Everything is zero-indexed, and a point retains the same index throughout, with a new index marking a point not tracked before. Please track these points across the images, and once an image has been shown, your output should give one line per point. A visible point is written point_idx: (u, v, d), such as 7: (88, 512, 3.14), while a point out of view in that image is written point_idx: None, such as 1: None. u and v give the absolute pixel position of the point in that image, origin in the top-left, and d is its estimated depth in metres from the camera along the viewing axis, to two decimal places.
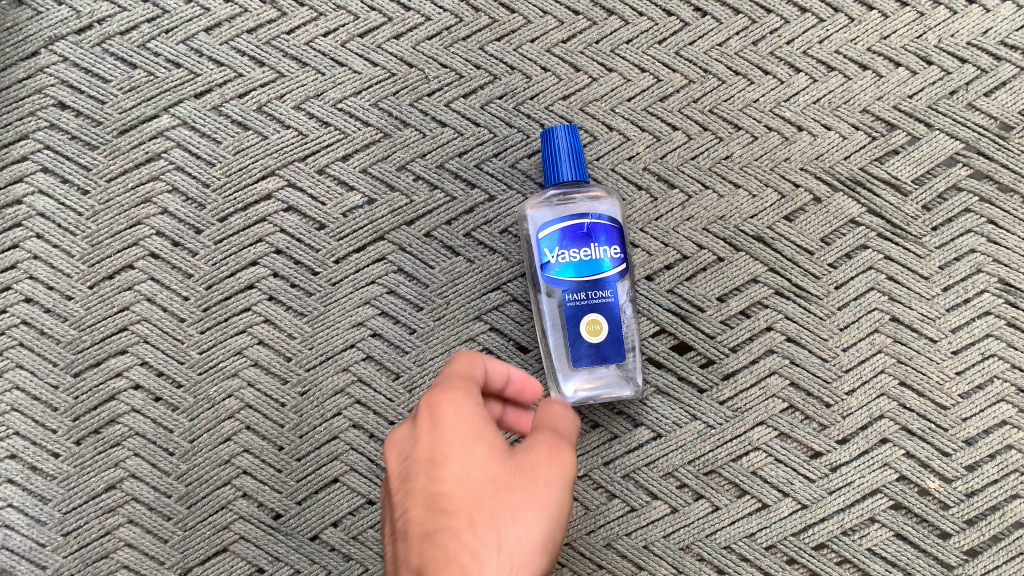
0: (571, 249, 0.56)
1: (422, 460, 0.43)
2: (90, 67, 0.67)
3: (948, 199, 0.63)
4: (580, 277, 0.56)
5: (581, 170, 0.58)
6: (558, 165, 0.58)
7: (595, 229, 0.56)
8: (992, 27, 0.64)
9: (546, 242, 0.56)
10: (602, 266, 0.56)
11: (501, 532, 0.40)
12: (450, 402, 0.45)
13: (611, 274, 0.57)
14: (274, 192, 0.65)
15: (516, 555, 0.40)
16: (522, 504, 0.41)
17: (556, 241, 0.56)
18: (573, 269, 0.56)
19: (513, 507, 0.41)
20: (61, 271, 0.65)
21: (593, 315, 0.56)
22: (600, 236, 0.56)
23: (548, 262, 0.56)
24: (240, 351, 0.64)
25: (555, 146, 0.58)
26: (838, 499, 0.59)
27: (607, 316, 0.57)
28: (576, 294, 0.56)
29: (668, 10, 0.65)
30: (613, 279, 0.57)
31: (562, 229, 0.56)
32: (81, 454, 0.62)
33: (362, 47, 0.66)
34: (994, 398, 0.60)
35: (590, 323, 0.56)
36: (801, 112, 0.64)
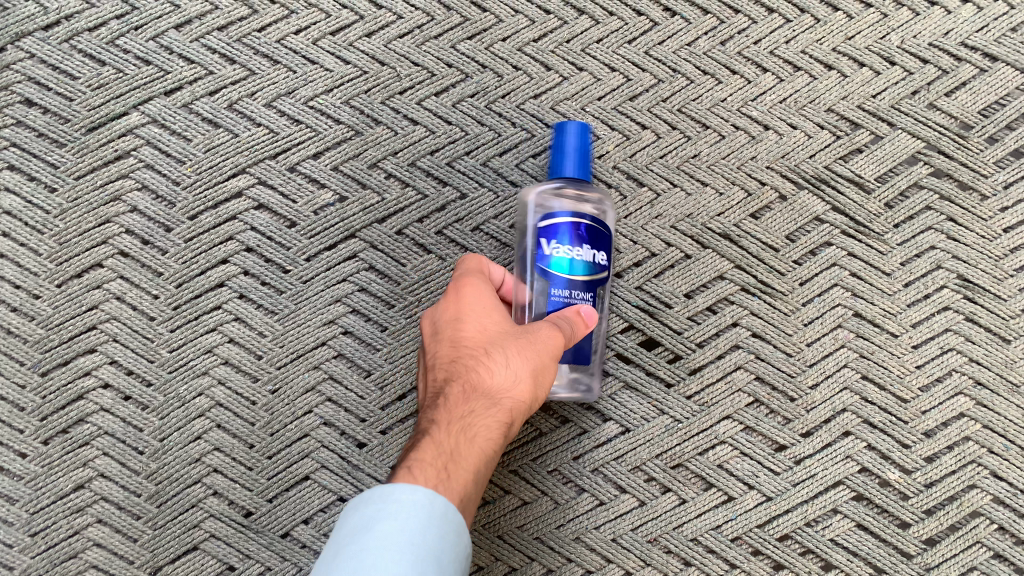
0: (569, 246, 0.54)
1: (446, 323, 0.53)
2: (57, 64, 0.66)
3: (909, 197, 0.64)
4: (570, 275, 0.54)
5: (585, 171, 0.57)
6: (565, 159, 0.56)
7: (591, 232, 0.55)
8: (953, 29, 0.65)
9: (546, 233, 0.54)
10: (591, 270, 0.55)
11: (507, 364, 0.49)
12: (469, 285, 0.54)
13: (596, 278, 0.55)
14: (245, 190, 0.65)
15: (516, 383, 0.49)
16: (528, 347, 0.50)
17: (556, 234, 0.54)
18: (567, 267, 0.54)
19: (518, 348, 0.50)
20: (28, 269, 0.64)
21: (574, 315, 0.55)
22: (598, 241, 0.55)
23: (547, 254, 0.54)
24: (211, 350, 0.64)
25: (567, 141, 0.56)
26: (801, 491, 0.61)
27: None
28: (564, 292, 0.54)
29: (638, 10, 0.66)
30: (596, 284, 0.55)
31: (564, 225, 0.54)
32: (49, 454, 0.62)
33: (334, 45, 0.66)
34: (953, 391, 0.62)
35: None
36: (768, 111, 0.65)
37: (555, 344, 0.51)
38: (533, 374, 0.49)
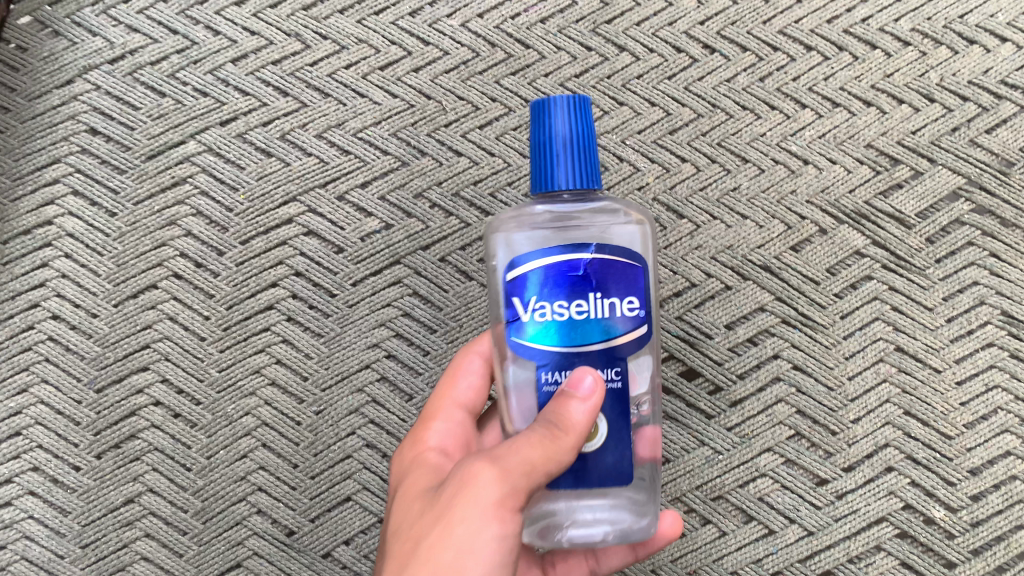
0: (554, 301, 0.43)
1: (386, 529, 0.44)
2: (121, 95, 0.70)
3: (951, 233, 0.64)
4: (565, 345, 0.43)
5: (589, 165, 0.45)
6: (551, 160, 0.45)
7: (593, 272, 0.43)
8: (992, 67, 0.66)
9: (515, 288, 0.43)
10: (606, 331, 0.43)
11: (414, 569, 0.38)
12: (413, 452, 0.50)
13: (619, 342, 0.43)
14: (295, 217, 0.67)
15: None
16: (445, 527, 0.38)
17: (532, 287, 0.43)
18: (555, 332, 0.43)
19: (425, 535, 0.39)
20: (87, 290, 0.67)
21: None
22: (594, 288, 0.43)
23: (523, 318, 0.43)
24: (258, 371, 0.65)
25: (554, 131, 0.45)
26: (843, 526, 0.60)
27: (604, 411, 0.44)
28: (557, 376, 0.43)
29: (678, 47, 0.68)
30: (622, 352, 0.44)
31: (545, 271, 0.43)
32: (102, 468, 0.64)
33: (383, 79, 0.69)
34: (998, 428, 0.61)
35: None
36: (807, 146, 0.65)
37: (483, 501, 0.38)
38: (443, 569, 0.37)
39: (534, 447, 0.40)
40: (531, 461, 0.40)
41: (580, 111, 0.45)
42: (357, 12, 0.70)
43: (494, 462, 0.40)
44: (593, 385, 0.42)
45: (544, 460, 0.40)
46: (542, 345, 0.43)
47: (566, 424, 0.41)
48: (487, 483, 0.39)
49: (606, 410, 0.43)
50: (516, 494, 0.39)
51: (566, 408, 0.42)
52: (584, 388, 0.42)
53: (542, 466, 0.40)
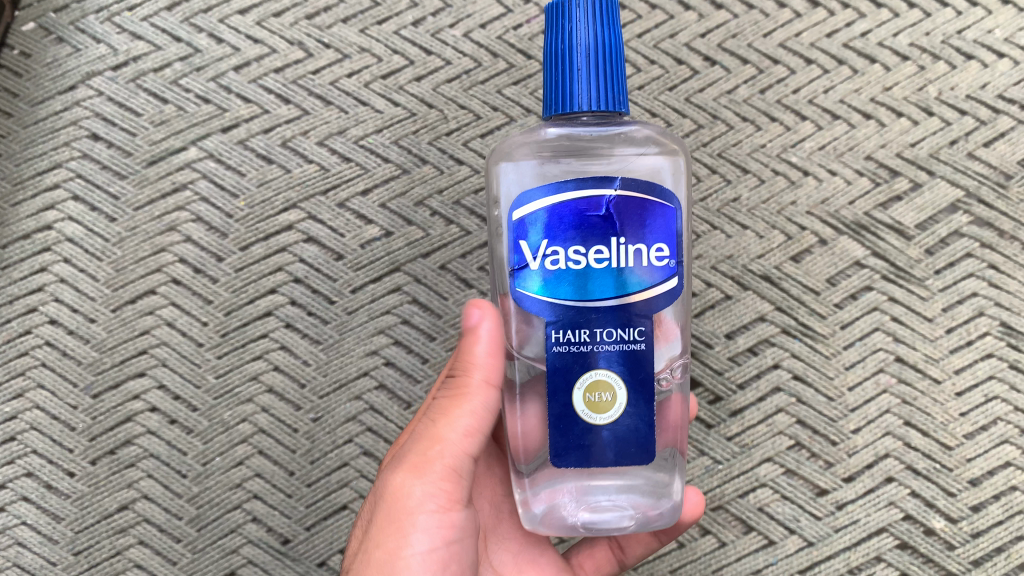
0: (566, 248, 0.43)
1: None
2: (123, 102, 0.70)
3: (950, 244, 0.64)
4: (574, 295, 0.44)
5: (610, 78, 0.44)
6: (571, 74, 0.44)
7: (610, 220, 0.43)
8: (990, 81, 0.67)
9: (523, 230, 0.44)
10: (622, 286, 0.44)
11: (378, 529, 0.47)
12: None
13: (635, 296, 0.44)
14: (295, 224, 0.67)
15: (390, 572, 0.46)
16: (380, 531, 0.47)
17: (546, 229, 0.43)
18: (565, 282, 0.44)
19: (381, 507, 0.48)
20: (85, 294, 0.67)
21: (594, 378, 0.44)
22: (609, 236, 0.43)
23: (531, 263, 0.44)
24: (256, 377, 0.65)
25: (575, 40, 0.44)
26: (843, 537, 0.60)
27: (623, 382, 0.45)
28: (570, 335, 0.44)
29: (679, 58, 0.68)
30: (641, 308, 0.44)
31: (559, 213, 0.43)
32: (96, 474, 0.64)
33: (385, 88, 0.69)
34: (998, 439, 0.61)
35: (599, 387, 0.44)
36: (807, 157, 0.66)
37: (406, 496, 0.47)
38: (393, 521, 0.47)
39: (449, 420, 0.48)
40: (449, 435, 0.48)
41: (603, 21, 0.44)
42: (359, 21, 0.70)
43: (411, 451, 0.48)
44: (483, 319, 0.48)
45: (459, 428, 0.48)
46: (548, 295, 0.44)
47: (469, 380, 0.48)
48: (404, 479, 0.47)
49: (621, 375, 0.44)
50: (436, 469, 0.47)
51: (467, 356, 0.48)
52: (477, 324, 0.48)
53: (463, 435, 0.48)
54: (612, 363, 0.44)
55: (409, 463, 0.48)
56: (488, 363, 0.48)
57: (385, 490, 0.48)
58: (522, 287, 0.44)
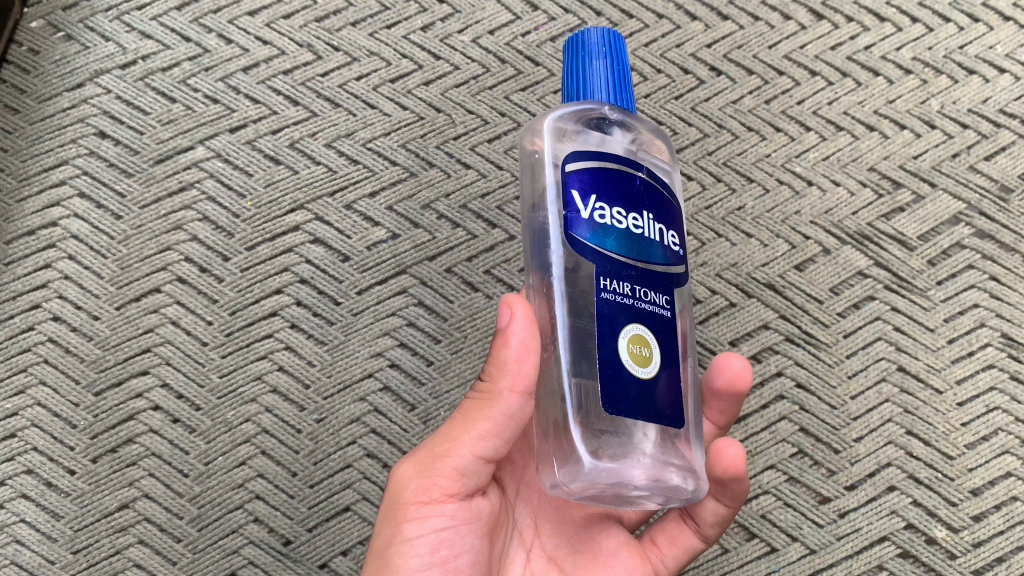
0: (611, 206, 0.43)
1: None
2: (131, 100, 0.70)
3: (952, 256, 0.65)
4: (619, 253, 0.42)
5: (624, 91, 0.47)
6: (585, 79, 0.47)
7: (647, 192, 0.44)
8: (991, 96, 0.68)
9: (577, 179, 0.42)
10: (658, 253, 0.44)
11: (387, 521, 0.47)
12: None
13: (664, 269, 0.44)
14: (302, 224, 0.67)
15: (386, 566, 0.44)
16: (383, 522, 0.46)
17: (596, 183, 0.43)
18: (613, 239, 0.42)
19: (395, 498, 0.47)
20: (89, 291, 0.66)
21: (636, 331, 0.42)
22: (648, 205, 0.44)
23: (579, 216, 0.42)
24: (260, 377, 0.65)
25: (592, 58, 0.47)
26: (846, 545, 0.60)
27: (656, 336, 0.43)
28: (614, 285, 0.42)
29: (685, 68, 0.69)
30: (669, 281, 0.45)
31: (603, 173, 0.43)
32: (97, 472, 0.63)
33: (393, 91, 0.69)
34: (999, 449, 0.62)
35: (639, 341, 0.42)
36: (811, 167, 0.66)
37: (403, 489, 0.45)
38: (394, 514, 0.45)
39: (460, 421, 0.45)
40: (452, 436, 0.45)
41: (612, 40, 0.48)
42: (369, 25, 0.71)
43: (419, 451, 0.46)
44: (514, 316, 0.42)
45: (467, 429, 0.44)
46: (602, 248, 0.42)
47: (492, 382, 0.43)
48: (405, 473, 0.46)
49: (657, 334, 0.43)
50: (430, 470, 0.45)
51: (495, 359, 0.43)
52: (507, 325, 0.43)
53: (464, 437, 0.44)
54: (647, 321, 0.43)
55: (412, 460, 0.46)
56: (513, 369, 0.42)
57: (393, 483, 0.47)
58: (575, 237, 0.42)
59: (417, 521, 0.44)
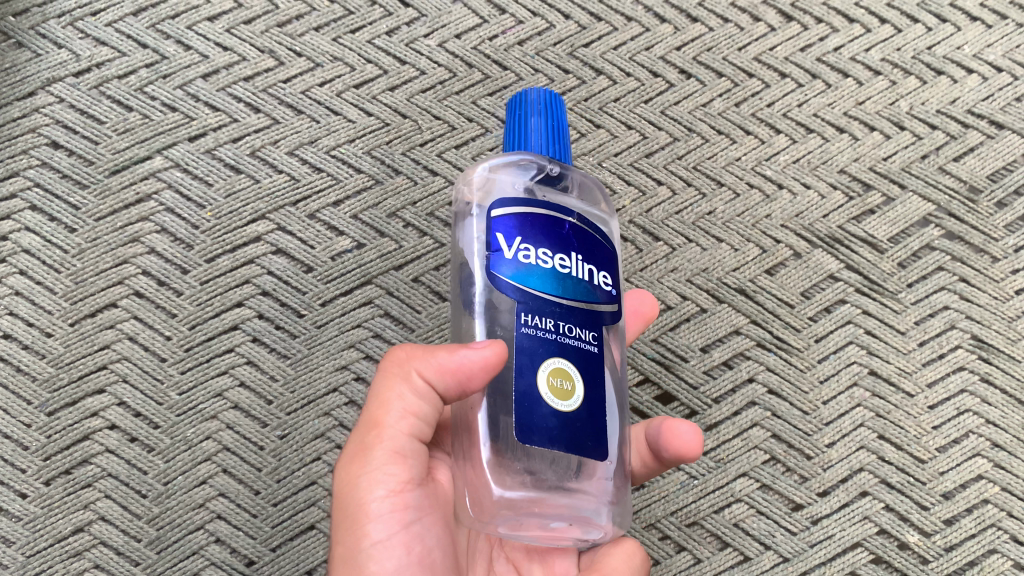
0: (537, 247, 0.42)
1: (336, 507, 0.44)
2: (85, 109, 0.68)
3: (922, 258, 0.65)
4: (549, 290, 0.41)
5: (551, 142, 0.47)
6: (523, 129, 0.47)
7: (573, 235, 0.43)
8: (959, 97, 0.67)
9: (503, 222, 0.42)
10: (587, 293, 0.43)
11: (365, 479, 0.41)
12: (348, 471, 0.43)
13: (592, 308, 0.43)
14: (264, 235, 0.66)
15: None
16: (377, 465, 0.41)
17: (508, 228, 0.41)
18: (533, 276, 0.41)
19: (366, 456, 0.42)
20: (42, 307, 0.64)
21: (553, 362, 0.40)
22: (576, 245, 0.43)
23: (500, 256, 0.41)
24: (221, 393, 0.63)
25: (528, 116, 0.47)
26: (819, 552, 0.59)
27: (580, 369, 0.41)
28: (537, 320, 0.41)
29: (654, 72, 0.68)
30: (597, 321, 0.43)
31: (527, 217, 0.42)
32: (50, 496, 0.61)
33: (357, 97, 0.68)
34: (970, 452, 0.61)
35: (561, 373, 0.41)
36: (781, 171, 0.66)
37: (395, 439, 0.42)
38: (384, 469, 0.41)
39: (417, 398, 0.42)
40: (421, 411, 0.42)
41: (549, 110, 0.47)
42: (332, 30, 0.69)
43: (351, 449, 0.43)
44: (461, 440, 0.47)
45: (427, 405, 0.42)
46: (524, 283, 0.41)
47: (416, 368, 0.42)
48: (348, 477, 0.42)
49: (581, 366, 0.41)
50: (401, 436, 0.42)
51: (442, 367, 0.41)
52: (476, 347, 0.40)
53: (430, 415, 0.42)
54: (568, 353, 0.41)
55: (357, 451, 0.42)
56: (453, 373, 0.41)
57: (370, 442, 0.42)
58: (498, 271, 0.41)
59: (391, 512, 0.41)
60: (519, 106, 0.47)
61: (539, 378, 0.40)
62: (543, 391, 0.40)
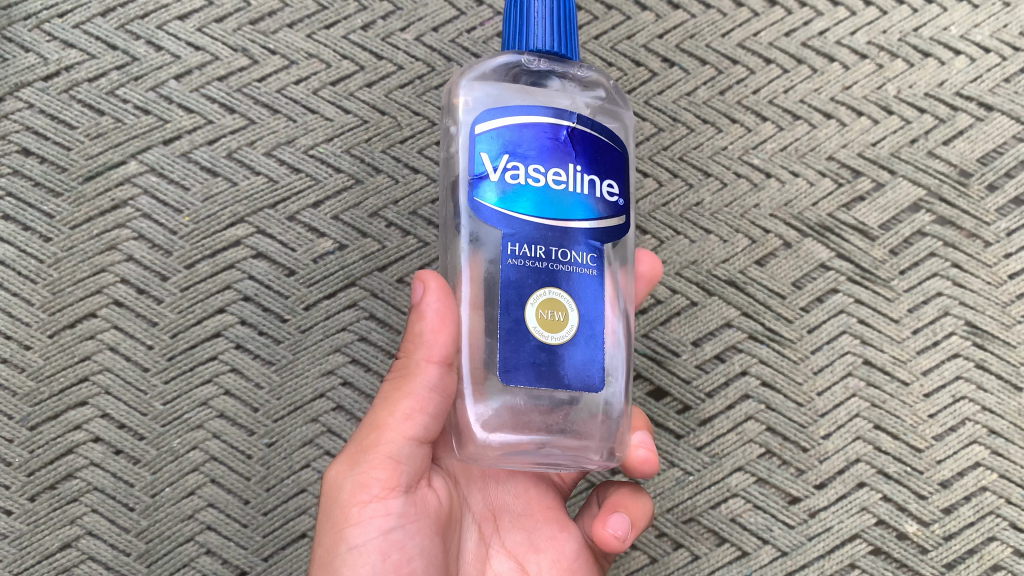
0: (527, 164, 0.41)
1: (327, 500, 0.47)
2: (55, 114, 0.66)
3: (914, 244, 0.64)
4: (537, 214, 0.41)
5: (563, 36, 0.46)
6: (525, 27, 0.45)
7: (573, 148, 0.42)
8: (947, 78, 0.66)
9: (488, 142, 0.41)
10: (586, 209, 0.42)
11: (348, 481, 0.44)
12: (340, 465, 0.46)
13: (595, 225, 0.42)
14: (243, 239, 0.64)
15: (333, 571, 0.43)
16: (361, 470, 0.44)
17: (497, 145, 0.41)
18: (524, 197, 0.41)
19: (354, 457, 0.44)
20: (19, 319, 0.63)
21: (547, 293, 0.41)
22: (574, 155, 0.42)
23: (487, 179, 0.41)
24: (206, 402, 0.62)
25: (531, 7, 0.45)
26: (817, 545, 0.59)
27: (571, 298, 0.42)
28: (526, 249, 0.41)
29: (637, 60, 0.66)
30: (598, 236, 0.43)
31: (523, 134, 0.41)
32: (36, 511, 0.60)
33: (334, 94, 0.66)
34: (966, 440, 0.61)
35: (551, 304, 0.41)
36: (769, 159, 0.65)
37: (380, 443, 0.44)
38: (366, 473, 0.43)
39: (399, 396, 0.44)
40: (407, 414, 0.44)
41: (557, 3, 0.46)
42: (306, 26, 0.68)
43: (351, 448, 0.46)
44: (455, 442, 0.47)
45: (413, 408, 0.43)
46: (513, 206, 0.41)
47: (409, 357, 0.44)
48: (340, 473, 0.45)
49: (574, 295, 0.42)
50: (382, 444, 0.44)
51: (417, 339, 0.43)
52: (422, 298, 0.43)
53: (417, 419, 0.44)
54: (565, 283, 0.41)
55: (356, 449, 0.45)
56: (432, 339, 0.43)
57: (359, 446, 0.44)
58: (483, 196, 0.41)
59: (372, 517, 0.43)
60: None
61: (526, 311, 0.41)
62: (531, 323, 0.41)
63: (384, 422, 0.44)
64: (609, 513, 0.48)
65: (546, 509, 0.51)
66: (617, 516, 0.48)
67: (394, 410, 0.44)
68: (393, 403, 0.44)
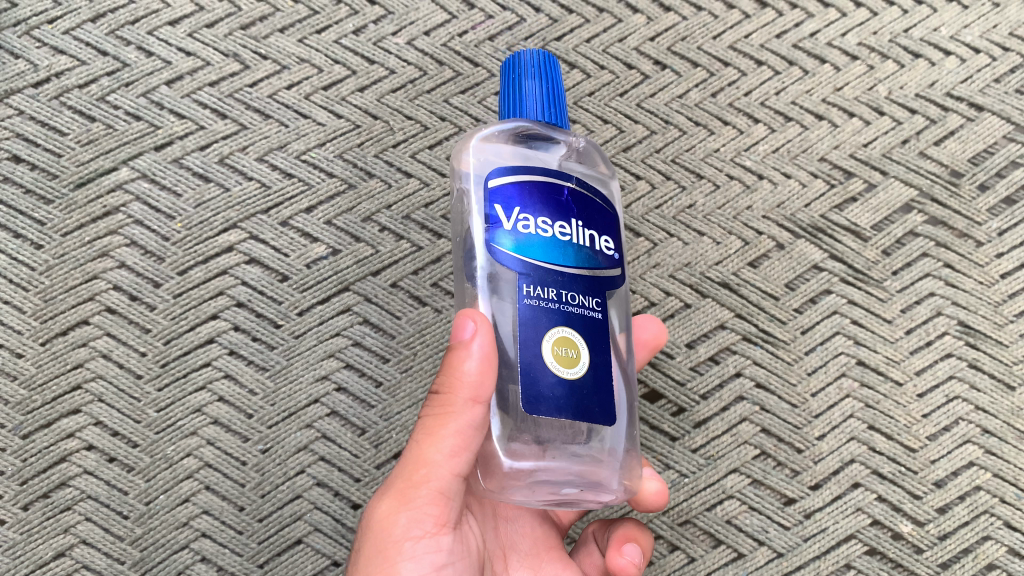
0: (536, 215, 0.42)
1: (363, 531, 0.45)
2: (46, 120, 0.66)
3: (906, 245, 0.64)
4: (546, 261, 0.41)
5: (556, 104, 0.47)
6: (518, 92, 0.47)
7: (576, 201, 0.43)
8: (938, 79, 0.66)
9: (500, 189, 0.42)
10: (590, 259, 0.43)
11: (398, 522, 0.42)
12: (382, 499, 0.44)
13: (599, 273, 0.43)
14: (236, 244, 0.64)
15: None
16: (410, 511, 0.42)
17: (509, 197, 0.42)
18: (536, 246, 0.41)
19: (401, 496, 0.42)
20: (11, 327, 0.63)
21: (561, 333, 0.41)
22: (578, 210, 0.43)
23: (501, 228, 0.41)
24: (200, 409, 0.62)
25: (525, 79, 0.47)
26: (813, 546, 0.59)
27: (584, 338, 0.42)
28: (539, 290, 0.41)
29: (629, 63, 0.67)
30: (601, 284, 0.43)
31: (532, 186, 0.42)
32: (29, 521, 0.60)
33: (327, 99, 0.66)
34: (960, 439, 0.61)
35: (565, 341, 0.41)
36: (761, 160, 0.65)
37: (430, 484, 0.42)
38: (416, 513, 0.42)
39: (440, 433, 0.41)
40: (454, 454, 0.41)
41: (547, 72, 0.47)
42: (298, 31, 0.68)
43: (393, 482, 0.43)
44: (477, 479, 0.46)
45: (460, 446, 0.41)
46: (526, 253, 0.41)
47: (450, 394, 0.41)
48: (386, 510, 0.43)
49: (585, 337, 0.42)
50: (430, 482, 0.42)
51: (454, 373, 0.40)
52: (470, 337, 0.40)
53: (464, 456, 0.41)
54: (576, 322, 0.42)
55: (401, 487, 0.42)
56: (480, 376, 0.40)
57: (404, 485, 0.42)
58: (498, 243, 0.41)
59: (425, 555, 0.42)
60: (517, 70, 0.47)
61: (541, 345, 0.41)
62: (548, 357, 0.40)
63: (429, 461, 0.41)
64: (623, 543, 0.51)
65: (549, 548, 0.52)
66: (631, 546, 0.51)
67: (439, 448, 0.41)
68: (437, 441, 0.41)
